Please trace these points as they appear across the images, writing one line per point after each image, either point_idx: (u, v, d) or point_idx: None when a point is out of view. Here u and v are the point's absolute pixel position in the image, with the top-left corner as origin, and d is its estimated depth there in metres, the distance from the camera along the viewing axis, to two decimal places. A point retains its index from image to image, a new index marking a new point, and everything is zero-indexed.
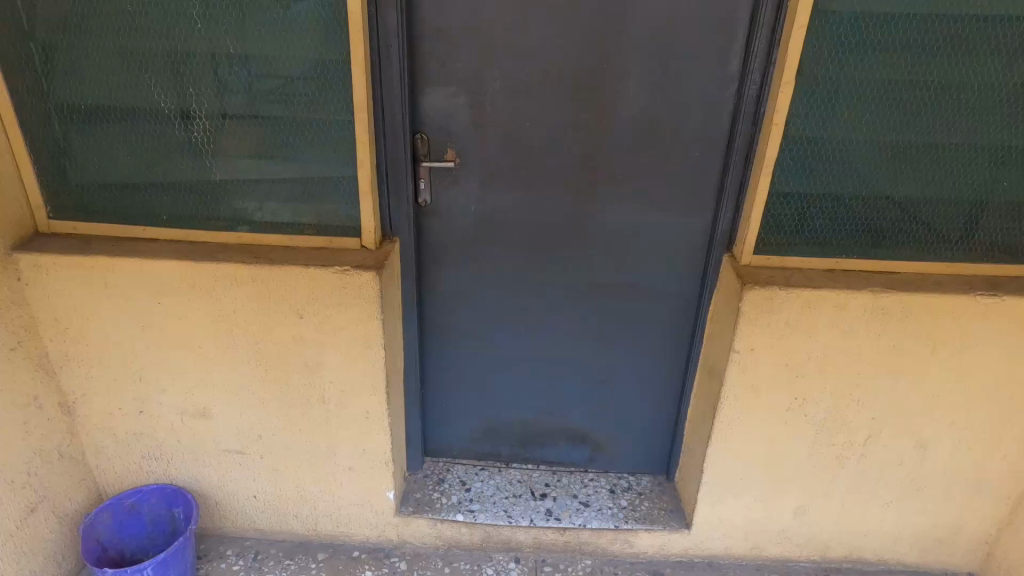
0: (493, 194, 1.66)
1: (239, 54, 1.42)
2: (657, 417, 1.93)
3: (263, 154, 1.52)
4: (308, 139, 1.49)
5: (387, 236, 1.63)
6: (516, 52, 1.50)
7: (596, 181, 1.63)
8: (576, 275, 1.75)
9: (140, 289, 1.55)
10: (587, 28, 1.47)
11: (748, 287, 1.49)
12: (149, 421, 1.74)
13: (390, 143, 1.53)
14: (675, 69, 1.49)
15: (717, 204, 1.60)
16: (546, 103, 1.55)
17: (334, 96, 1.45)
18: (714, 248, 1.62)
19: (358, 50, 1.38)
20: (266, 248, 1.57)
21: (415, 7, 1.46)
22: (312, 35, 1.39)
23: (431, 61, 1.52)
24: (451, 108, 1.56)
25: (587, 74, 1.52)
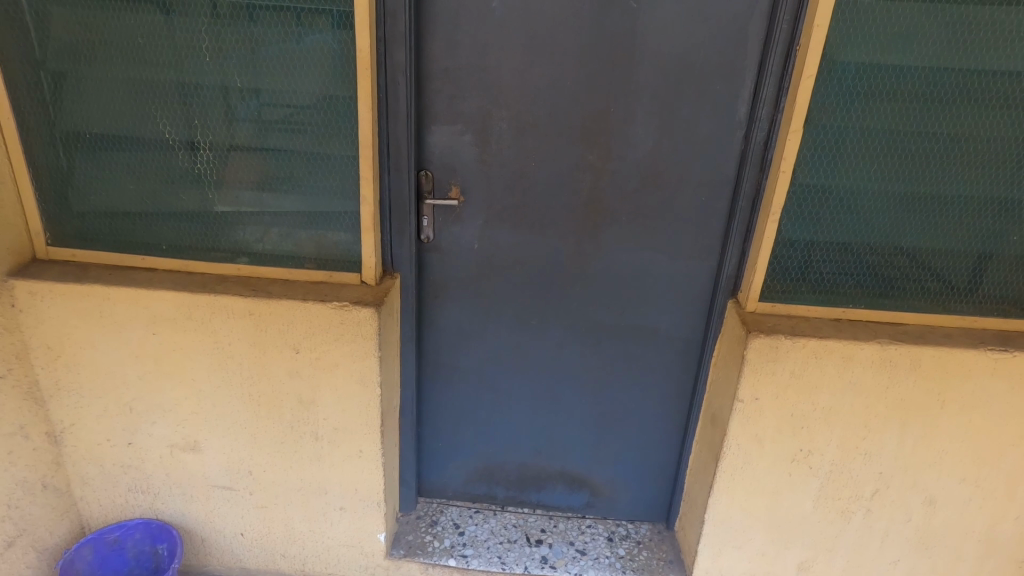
0: (496, 231, 1.64)
1: (248, 88, 1.43)
2: (658, 462, 1.88)
3: (266, 186, 1.51)
4: (313, 172, 1.48)
5: (387, 272, 1.61)
6: (523, 93, 1.50)
7: (601, 221, 1.61)
8: (577, 315, 1.72)
9: (135, 320, 1.53)
10: (595, 70, 1.47)
11: (753, 335, 1.45)
12: (137, 453, 1.69)
13: (393, 179, 1.52)
14: (682, 114, 1.49)
15: (723, 248, 1.58)
16: (552, 142, 1.55)
17: (341, 131, 1.44)
18: (719, 292, 1.60)
19: (365, 87, 1.38)
20: (265, 281, 1.55)
21: (423, 46, 1.47)
22: (321, 71, 1.40)
23: (439, 99, 1.51)
24: (455, 146, 1.56)
25: (593, 116, 1.51)
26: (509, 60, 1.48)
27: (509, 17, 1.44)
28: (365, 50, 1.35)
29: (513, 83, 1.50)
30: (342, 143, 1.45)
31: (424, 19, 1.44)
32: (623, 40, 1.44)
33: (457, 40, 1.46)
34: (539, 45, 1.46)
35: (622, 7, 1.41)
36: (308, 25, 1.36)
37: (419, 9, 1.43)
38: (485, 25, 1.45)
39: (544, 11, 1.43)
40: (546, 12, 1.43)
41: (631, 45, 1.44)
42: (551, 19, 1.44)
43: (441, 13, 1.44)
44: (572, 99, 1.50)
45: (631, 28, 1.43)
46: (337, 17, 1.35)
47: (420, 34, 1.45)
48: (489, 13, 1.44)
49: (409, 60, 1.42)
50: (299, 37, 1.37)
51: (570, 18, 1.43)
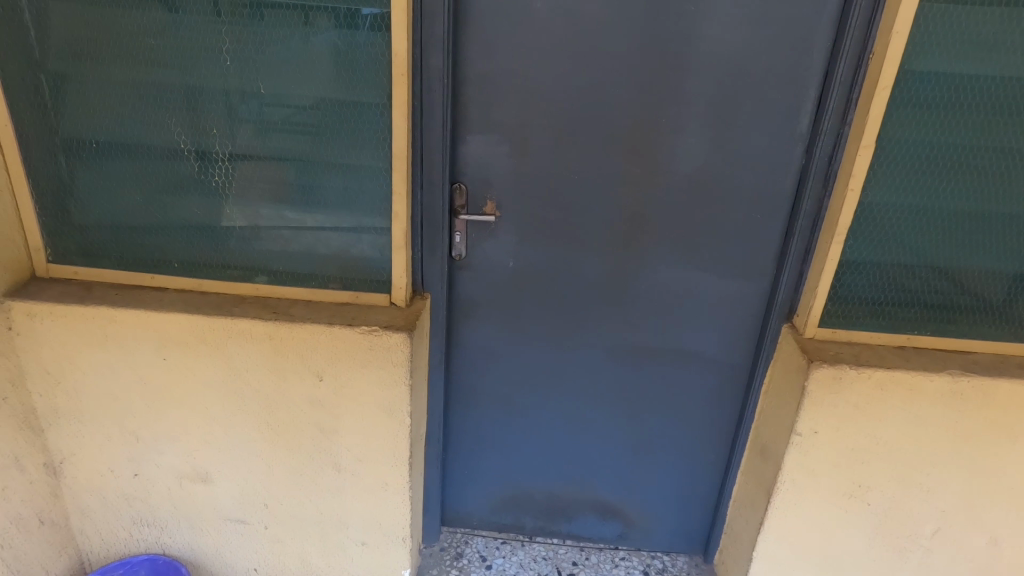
0: (533, 249, 1.53)
1: (269, 93, 1.31)
2: (698, 492, 1.77)
3: (286, 199, 1.39)
4: (338, 185, 1.37)
5: (417, 291, 1.49)
6: (566, 101, 1.39)
7: (646, 239, 1.51)
8: (617, 338, 1.61)
9: (143, 344, 1.40)
10: (646, 78, 1.36)
11: (816, 365, 1.34)
12: (142, 485, 1.57)
13: (427, 193, 1.40)
14: (738, 126, 1.38)
15: (778, 269, 1.48)
16: (596, 154, 1.44)
17: (370, 141, 1.32)
18: (772, 316, 1.50)
19: (399, 93, 1.26)
20: (286, 302, 1.43)
21: (460, 50, 1.35)
22: (348, 75, 1.28)
23: (475, 107, 1.40)
24: (492, 157, 1.44)
25: (641, 126, 1.41)
26: (554, 66, 1.36)
27: (555, 19, 1.33)
28: (401, 53, 1.23)
29: (556, 90, 1.38)
30: (371, 154, 1.33)
31: (461, 21, 1.33)
32: (678, 46, 1.33)
33: (498, 44, 1.35)
34: (587, 50, 1.35)
35: (678, 9, 1.30)
36: (334, 24, 1.24)
37: (458, 10, 1.32)
38: (529, 28, 1.33)
39: (593, 14, 1.32)
40: (595, 15, 1.32)
41: (686, 51, 1.34)
42: (601, 21, 1.32)
43: (481, 14, 1.32)
44: (620, 109, 1.39)
45: (687, 33, 1.32)
46: (367, 18, 1.23)
47: (459, 36, 1.34)
48: (533, 14, 1.32)
49: (447, 65, 1.31)
50: (325, 39, 1.25)
51: (621, 21, 1.32)
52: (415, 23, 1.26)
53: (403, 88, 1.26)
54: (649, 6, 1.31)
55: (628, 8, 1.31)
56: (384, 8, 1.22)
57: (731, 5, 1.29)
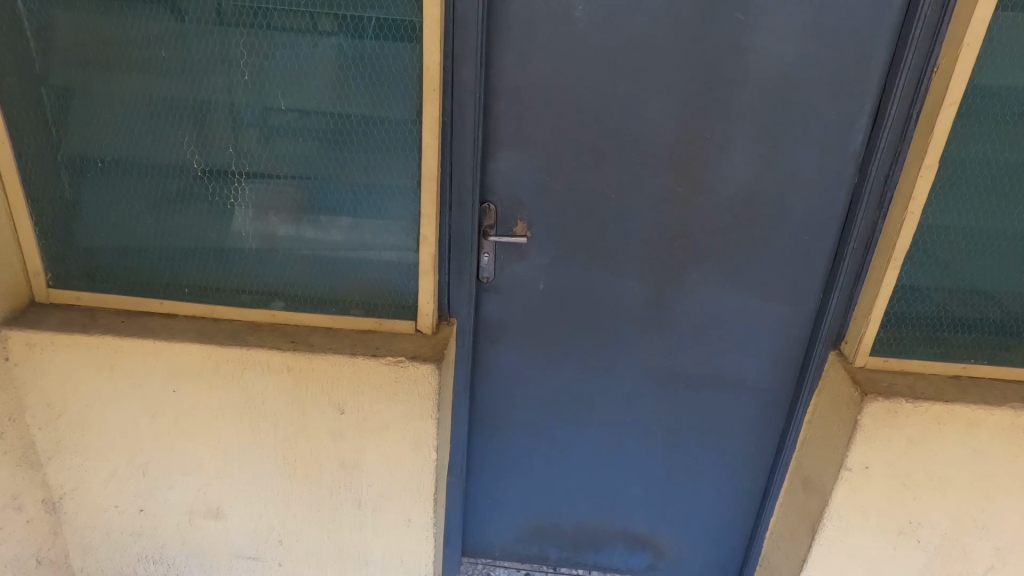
0: (564, 271, 1.45)
1: (286, 107, 1.21)
2: (732, 522, 1.70)
3: (304, 220, 1.30)
4: (360, 205, 1.28)
5: (443, 317, 1.41)
6: (604, 116, 1.31)
7: (684, 261, 1.43)
8: (651, 363, 1.53)
9: (151, 375, 1.31)
10: (690, 92, 1.28)
11: (870, 398, 1.26)
12: (149, 520, 1.47)
13: (456, 214, 1.32)
14: (786, 143, 1.30)
15: (826, 293, 1.40)
16: (633, 172, 1.35)
17: (396, 159, 1.24)
18: (818, 342, 1.42)
19: (429, 109, 1.18)
20: (304, 330, 1.34)
21: (492, 62, 1.26)
22: (373, 90, 1.19)
23: (507, 121, 1.31)
24: (523, 175, 1.36)
25: (682, 143, 1.32)
26: (591, 78, 1.28)
27: (594, 29, 1.24)
28: (432, 66, 1.15)
29: (593, 105, 1.30)
30: (396, 173, 1.25)
31: (494, 31, 1.24)
32: (724, 58, 1.25)
33: (532, 55, 1.26)
34: (627, 62, 1.26)
35: (727, 19, 1.22)
36: (359, 34, 1.15)
37: (490, 19, 1.23)
38: (566, 38, 1.25)
39: (635, 24, 1.23)
40: (637, 24, 1.23)
41: (733, 63, 1.25)
42: (643, 31, 1.24)
43: (514, 23, 1.24)
44: (661, 124, 1.31)
45: (734, 45, 1.24)
46: (395, 28, 1.14)
47: (491, 47, 1.25)
48: (570, 24, 1.24)
49: (479, 78, 1.22)
50: (348, 49, 1.16)
51: (665, 31, 1.24)
52: (447, 34, 1.17)
53: (434, 103, 1.17)
54: (695, 16, 1.22)
55: (672, 17, 1.23)
56: (415, 17, 1.13)
57: (783, 14, 1.21)
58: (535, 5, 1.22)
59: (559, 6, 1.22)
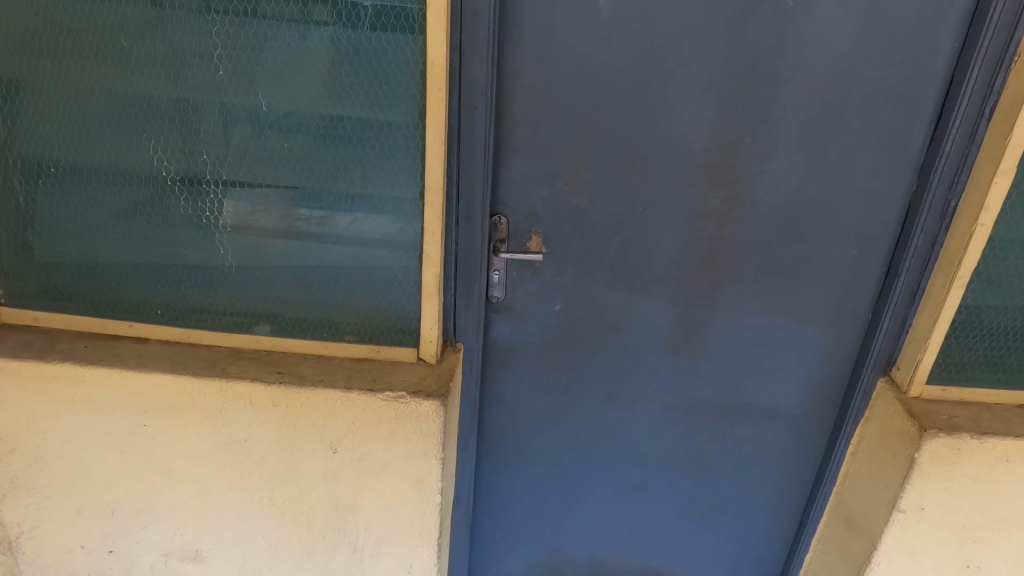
0: (583, 289, 1.30)
1: (272, 107, 1.06)
2: (763, 557, 1.56)
3: (292, 236, 1.15)
4: (356, 219, 1.13)
5: (448, 341, 1.26)
6: (632, 116, 1.16)
7: (717, 277, 1.28)
8: (678, 389, 1.39)
9: (119, 408, 1.16)
10: (729, 89, 1.13)
11: (930, 433, 1.11)
12: (118, 564, 1.31)
13: (463, 228, 1.17)
14: (836, 147, 1.16)
15: (876, 314, 1.26)
16: (663, 179, 1.20)
17: (397, 166, 1.08)
18: (866, 368, 1.29)
19: (434, 109, 1.02)
20: (293, 358, 1.18)
21: (505, 56, 1.11)
22: (371, 87, 1.03)
23: (521, 123, 1.16)
24: (539, 184, 1.21)
25: (719, 147, 1.18)
26: (618, 74, 1.13)
27: (622, 17, 1.09)
28: (437, 59, 0.99)
29: (619, 104, 1.15)
30: (397, 182, 1.09)
31: (508, 20, 1.09)
32: (769, 52, 1.10)
33: (551, 47, 1.11)
34: (659, 55, 1.11)
35: (774, 6, 1.07)
36: (354, 23, 1.00)
37: (503, 6, 1.08)
38: (589, 28, 1.09)
39: (669, 12, 1.08)
40: (671, 12, 1.08)
41: (779, 57, 1.10)
42: (678, 20, 1.09)
43: (531, 10, 1.08)
44: (695, 126, 1.16)
45: (782, 36, 1.09)
46: (396, 17, 0.99)
47: (504, 38, 1.10)
48: (595, 11, 1.08)
49: (491, 73, 1.06)
50: (342, 41, 1.01)
51: (702, 20, 1.09)
52: (454, 23, 1.01)
53: (440, 102, 1.02)
54: (738, 3, 1.07)
55: (712, 5, 1.07)
56: (419, 4, 0.98)
57: (839, 1, 1.06)
58: None
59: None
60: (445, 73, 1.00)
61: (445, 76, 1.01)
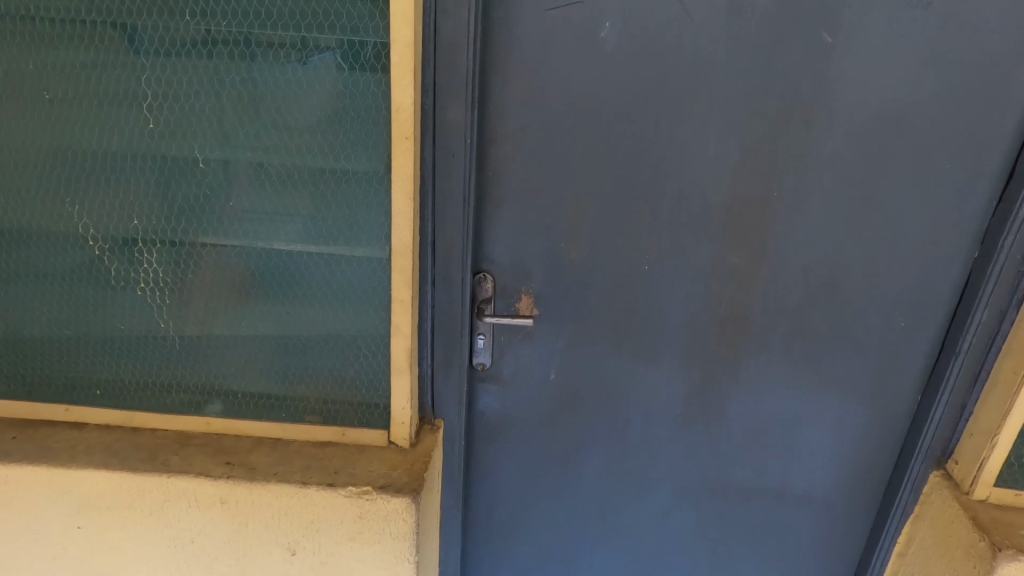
0: (585, 356, 1.12)
1: (218, 158, 0.91)
2: None
3: (246, 302, 0.99)
4: (319, 281, 0.97)
5: (425, 418, 1.09)
6: (639, 164, 0.99)
7: (741, 346, 1.10)
8: (695, 471, 1.20)
9: (46, 506, 0.95)
10: (751, 131, 0.97)
11: (1006, 552, 0.89)
12: None
13: (440, 292, 1.01)
14: (880, 201, 0.99)
15: (927, 395, 1.09)
16: (676, 235, 1.03)
17: (363, 222, 0.93)
18: (915, 456, 1.11)
19: (401, 160, 0.85)
20: (246, 442, 1.02)
21: (491, 97, 0.96)
22: (330, 131, 0.89)
23: (509, 172, 1.01)
24: (530, 239, 1.05)
25: (742, 199, 1.00)
26: (621, 114, 0.97)
27: (624, 50, 0.93)
28: (403, 101, 0.82)
29: (623, 148, 0.99)
30: (364, 240, 0.94)
31: (494, 57, 0.94)
32: (798, 89, 0.94)
33: (541, 84, 0.96)
34: (668, 92, 0.95)
35: (804, 37, 0.91)
36: (310, 60, 0.85)
37: (486, 39, 0.93)
38: (587, 62, 0.94)
39: (680, 44, 0.93)
40: (682, 44, 0.93)
41: (813, 97, 0.94)
42: (690, 53, 0.93)
43: (521, 46, 0.93)
44: (712, 173, 0.99)
45: (813, 71, 0.93)
46: (355, 51, 0.84)
47: (488, 75, 0.95)
48: (593, 44, 0.93)
49: (470, 116, 0.91)
50: (297, 81, 0.87)
51: (719, 53, 0.93)
52: (424, 59, 0.86)
53: (409, 152, 0.85)
54: (760, 33, 0.92)
55: (730, 35, 0.92)
56: (383, 36, 0.83)
57: (880, 32, 0.90)
58: (550, 23, 0.92)
59: (578, 21, 0.92)
60: (413, 118, 0.83)
61: (412, 121, 0.84)
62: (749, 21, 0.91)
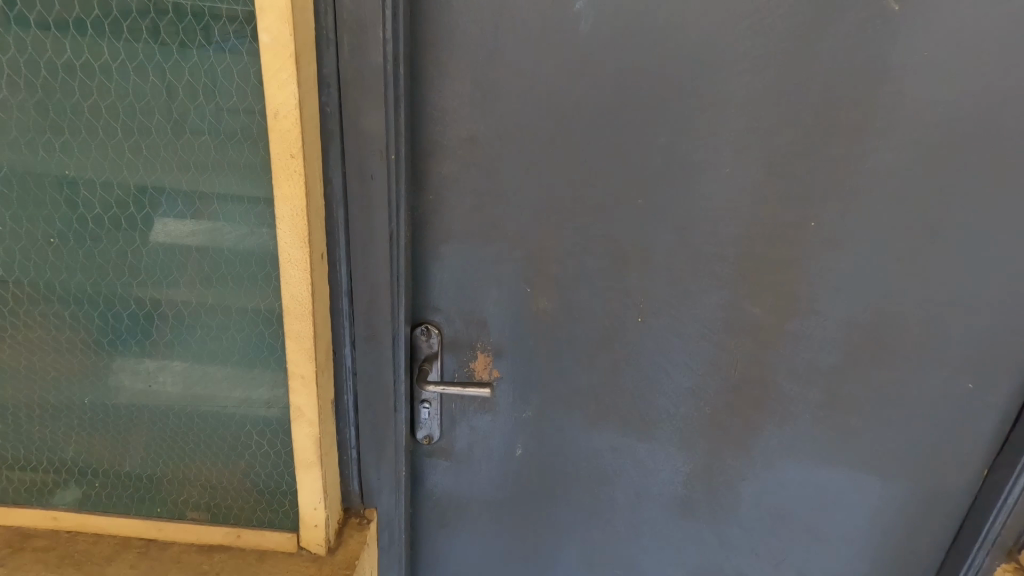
0: (558, 431, 0.87)
1: (19, 162, 0.61)
2: None
3: (89, 363, 0.70)
4: (188, 346, 0.70)
5: (352, 510, 0.84)
6: (629, 185, 0.74)
7: (760, 419, 0.85)
8: (698, 562, 0.96)
9: None
10: (779, 142, 0.71)
11: None
12: None
13: (364, 355, 0.75)
14: (950, 235, 0.74)
15: (999, 473, 0.85)
16: (677, 277, 0.78)
17: (241, 269, 0.66)
18: (980, 548, 0.87)
19: (288, 185, 0.59)
20: (100, 550, 0.72)
21: (430, 94, 0.71)
22: (182, 134, 0.61)
23: (457, 194, 0.76)
24: (487, 282, 0.80)
25: (767, 231, 0.75)
26: (602, 119, 0.72)
27: (607, 30, 0.68)
28: (285, 101, 0.56)
29: (606, 164, 0.74)
30: (245, 293, 0.67)
31: (432, 40, 0.69)
32: (844, 84, 0.69)
33: (494, 78, 0.71)
34: (667, 89, 0.70)
35: (856, 13, 0.66)
36: (145, 19, 0.56)
37: (416, 18, 0.68)
38: (555, 49, 0.69)
39: (684, 22, 0.67)
40: (687, 22, 0.67)
41: (868, 96, 0.69)
42: (698, 34, 0.68)
43: (470, 25, 0.68)
44: (725, 199, 0.74)
45: (866, 60, 0.68)
46: (204, 10, 0.56)
47: (421, 67, 0.70)
48: (564, 23, 0.68)
49: (391, 122, 0.65)
50: (129, 52, 0.58)
51: (737, 35, 0.67)
52: (319, 40, 0.60)
53: (298, 175, 0.58)
54: (795, 7, 0.66)
55: (752, 11, 0.66)
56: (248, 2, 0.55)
57: (963, 10, 0.65)
58: None
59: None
60: (301, 125, 0.57)
61: (301, 129, 0.57)
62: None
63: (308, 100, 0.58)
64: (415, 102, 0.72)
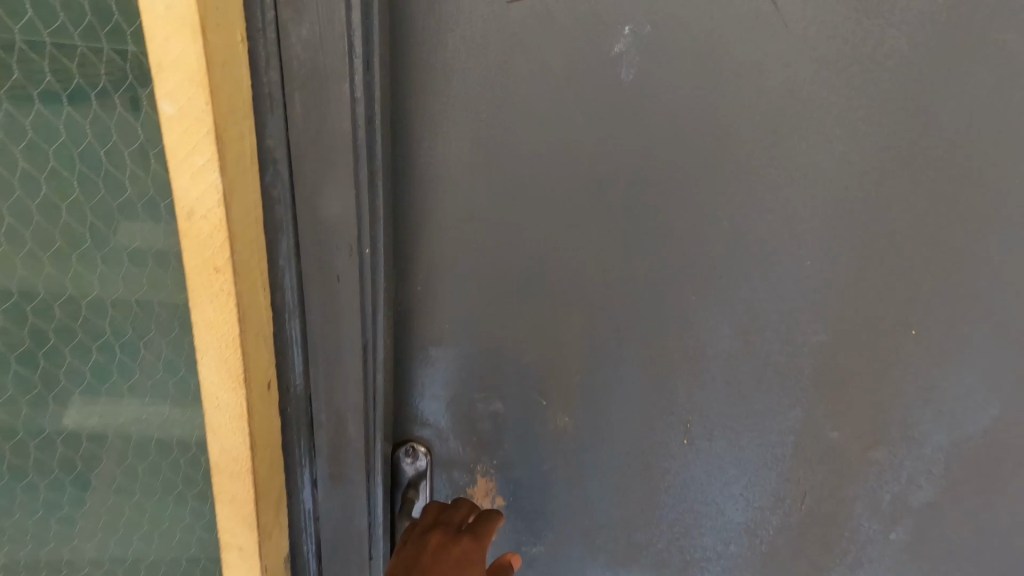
0: (574, 568, 0.70)
1: None
2: None
3: None
4: (99, 476, 0.55)
5: None
6: (676, 278, 0.57)
7: (829, 561, 0.67)
8: None
9: None
10: (877, 228, 0.54)
11: None
12: None
13: (330, 494, 0.58)
14: None
15: None
16: (734, 392, 0.61)
17: (172, 383, 0.51)
18: None
19: (212, 306, 0.42)
20: None
21: (418, 163, 0.55)
22: (65, 239, 0.46)
23: (455, 286, 0.59)
24: (493, 392, 0.63)
25: (851, 339, 0.58)
26: (643, 195, 0.55)
27: (652, 81, 0.51)
28: (200, 197, 0.38)
29: (646, 251, 0.57)
30: (179, 415, 0.52)
31: (421, 95, 0.52)
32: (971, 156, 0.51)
33: (500, 141, 0.54)
34: (730, 157, 0.53)
35: (995, 63, 0.48)
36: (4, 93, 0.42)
37: (398, 62, 0.52)
38: (584, 104, 0.52)
39: (759, 71, 0.50)
40: (764, 71, 0.50)
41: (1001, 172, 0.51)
42: (777, 87, 0.50)
43: (470, 74, 0.51)
44: (802, 298, 0.57)
45: (1006, 126, 0.50)
46: (90, 87, 0.42)
47: (404, 124, 0.53)
48: (596, 70, 0.51)
49: (362, 206, 0.48)
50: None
51: (831, 89, 0.50)
52: (256, 98, 0.42)
53: (226, 294, 0.41)
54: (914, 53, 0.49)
55: (856, 57, 0.49)
56: (137, 42, 0.40)
57: None
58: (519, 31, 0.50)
59: (569, 27, 0.49)
60: (229, 228, 0.39)
61: (229, 235, 0.39)
62: (893, 30, 0.48)
63: (241, 190, 0.40)
64: (397, 168, 0.55)
